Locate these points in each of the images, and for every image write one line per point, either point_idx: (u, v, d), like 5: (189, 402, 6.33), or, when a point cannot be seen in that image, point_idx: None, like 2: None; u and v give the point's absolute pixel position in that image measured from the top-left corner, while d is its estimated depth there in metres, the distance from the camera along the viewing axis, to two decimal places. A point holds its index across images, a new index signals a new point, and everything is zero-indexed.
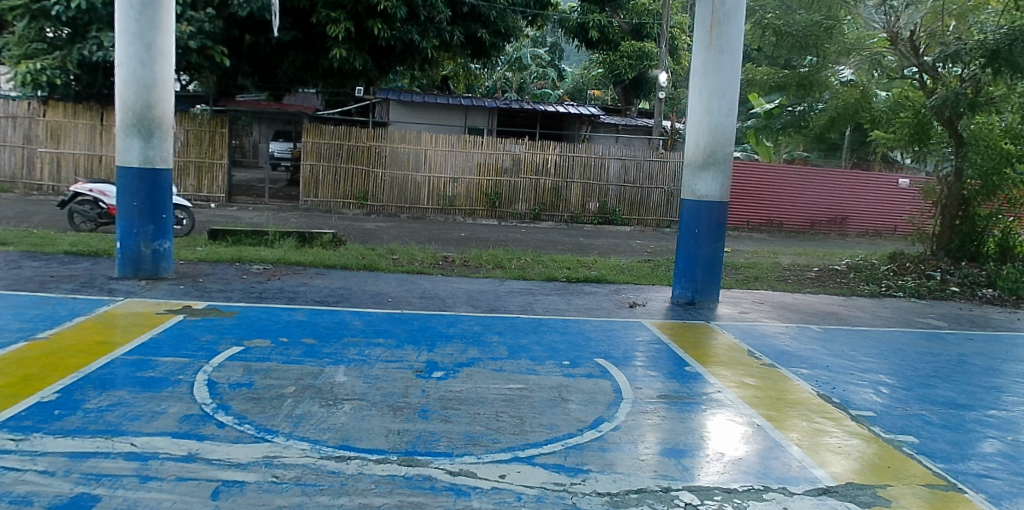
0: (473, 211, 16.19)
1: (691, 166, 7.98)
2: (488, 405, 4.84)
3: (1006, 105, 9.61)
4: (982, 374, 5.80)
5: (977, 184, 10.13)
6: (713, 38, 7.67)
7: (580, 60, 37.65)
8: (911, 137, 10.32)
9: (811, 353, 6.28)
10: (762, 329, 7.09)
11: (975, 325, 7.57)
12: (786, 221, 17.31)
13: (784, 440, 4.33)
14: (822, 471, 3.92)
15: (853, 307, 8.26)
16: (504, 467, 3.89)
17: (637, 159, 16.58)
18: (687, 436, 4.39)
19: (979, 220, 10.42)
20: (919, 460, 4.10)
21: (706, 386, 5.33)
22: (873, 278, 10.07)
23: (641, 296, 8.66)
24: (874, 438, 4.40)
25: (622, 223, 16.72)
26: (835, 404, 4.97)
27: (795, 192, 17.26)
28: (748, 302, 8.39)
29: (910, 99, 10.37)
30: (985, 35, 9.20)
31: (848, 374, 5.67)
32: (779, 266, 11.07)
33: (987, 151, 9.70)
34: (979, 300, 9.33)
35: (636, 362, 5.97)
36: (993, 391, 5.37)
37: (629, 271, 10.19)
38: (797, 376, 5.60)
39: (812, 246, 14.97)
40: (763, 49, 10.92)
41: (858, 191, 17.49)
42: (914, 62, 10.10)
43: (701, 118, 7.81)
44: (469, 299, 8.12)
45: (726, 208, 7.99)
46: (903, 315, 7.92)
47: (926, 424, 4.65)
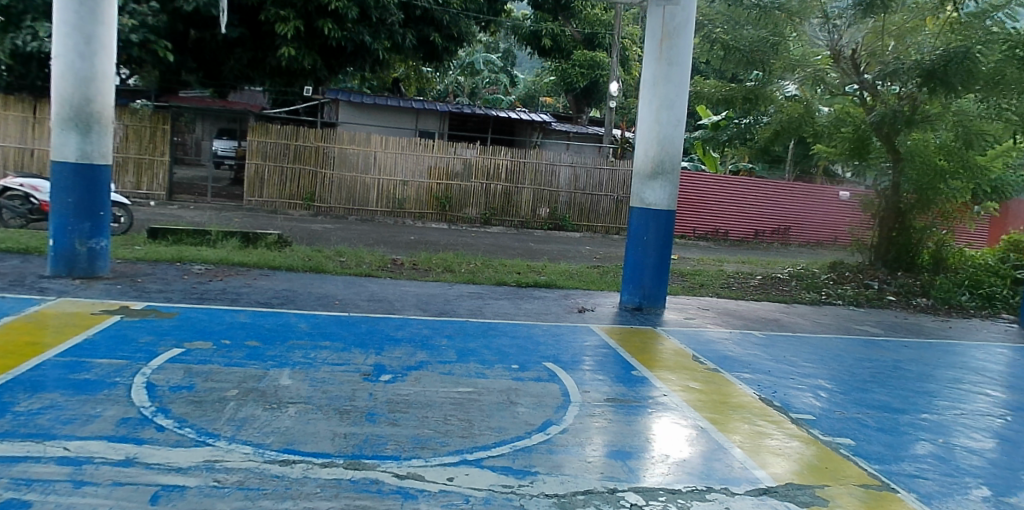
0: (423, 214, 16.09)
1: (640, 174, 8.12)
2: (436, 408, 4.82)
3: (941, 123, 9.90)
4: (916, 379, 5.98)
5: (913, 196, 10.58)
6: (663, 51, 7.83)
7: (532, 67, 38.18)
8: (851, 150, 10.77)
9: (753, 358, 6.44)
10: (707, 334, 7.25)
11: (909, 332, 7.89)
12: (731, 231, 17.71)
13: (727, 442, 4.44)
14: (762, 471, 4.03)
15: (794, 314, 8.52)
16: (452, 470, 3.88)
17: (587, 166, 16.75)
18: (634, 438, 4.46)
19: (915, 232, 10.89)
20: (855, 461, 4.24)
21: (653, 390, 5.43)
22: (813, 285, 10.42)
23: (590, 301, 8.74)
24: (813, 440, 4.55)
25: (572, 229, 16.86)
26: (776, 407, 5.12)
27: (741, 203, 17.66)
28: (693, 308, 8.56)
29: (851, 115, 10.74)
30: (922, 55, 9.54)
31: (789, 378, 5.84)
32: (724, 273, 11.35)
33: (923, 167, 10.18)
34: (913, 309, 9.75)
35: (583, 365, 6.03)
36: (925, 395, 5.53)
37: (579, 276, 10.30)
38: (739, 381, 5.74)
39: (756, 254, 15.40)
40: (711, 63, 11.12)
41: (800, 204, 18.13)
42: (855, 80, 10.51)
43: (650, 129, 7.96)
44: (418, 302, 8.07)
45: (673, 217, 8.16)
46: (842, 322, 8.21)
47: (862, 427, 4.80)
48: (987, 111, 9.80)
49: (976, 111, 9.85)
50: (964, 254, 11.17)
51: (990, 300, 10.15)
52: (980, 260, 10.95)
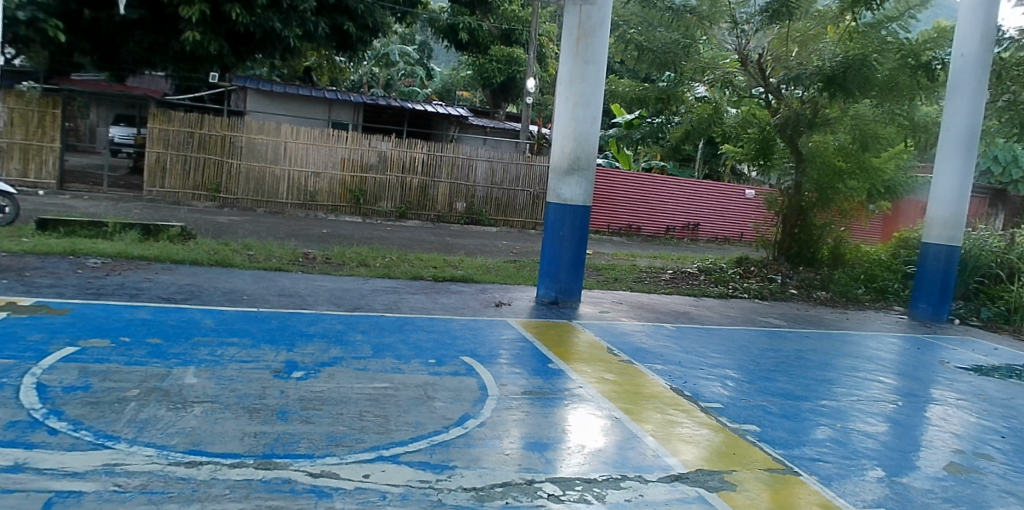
0: (336, 206, 15.74)
1: (557, 170, 8.22)
2: (351, 404, 4.74)
3: (840, 126, 10.55)
4: (815, 366, 6.32)
5: (814, 195, 11.20)
6: (579, 49, 7.95)
7: (449, 60, 38.00)
8: (757, 152, 11.10)
9: (665, 349, 6.66)
10: (621, 327, 7.44)
11: (810, 324, 8.34)
12: (644, 226, 18.11)
13: (639, 431, 4.58)
14: (673, 459, 4.18)
15: (703, 307, 8.86)
16: (369, 466, 3.83)
17: (503, 161, 16.81)
18: (551, 430, 4.53)
19: (816, 228, 11.49)
20: (761, 447, 4.45)
21: (568, 382, 5.52)
22: (721, 280, 10.85)
23: (506, 295, 8.79)
24: (721, 427, 4.74)
25: (489, 224, 16.90)
26: (686, 397, 5.30)
27: (654, 200, 18.14)
28: (607, 301, 8.75)
29: (757, 117, 11.24)
30: (824, 62, 10.07)
31: (698, 369, 6.06)
32: (637, 267, 11.65)
33: (823, 168, 10.76)
34: (813, 301, 10.32)
35: (500, 359, 6.06)
36: (823, 382, 5.85)
37: (496, 271, 10.34)
38: (651, 371, 5.92)
39: (667, 249, 15.88)
40: (626, 63, 11.40)
41: (709, 201, 18.89)
42: (761, 83, 11.04)
43: (567, 125, 8.07)
44: (332, 297, 7.89)
45: (589, 212, 8.31)
46: (748, 314, 8.60)
47: (767, 414, 5.03)
48: (880, 115, 10.33)
49: (870, 116, 10.37)
50: (859, 249, 11.75)
51: (883, 293, 10.93)
52: (873, 254, 11.68)
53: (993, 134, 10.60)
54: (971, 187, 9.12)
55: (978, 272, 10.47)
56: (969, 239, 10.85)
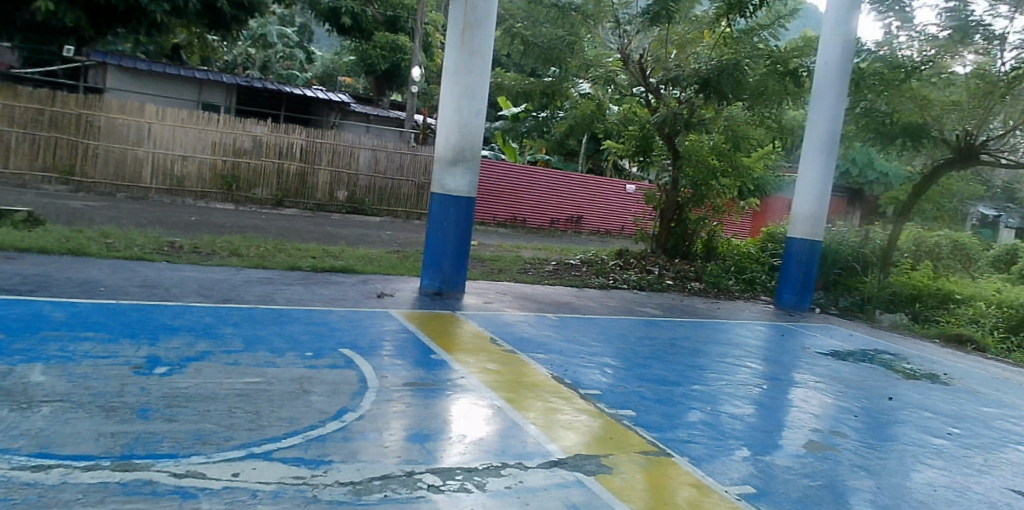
0: (207, 193, 14.84)
1: (441, 160, 8.11)
2: (221, 401, 4.44)
3: (714, 127, 11.02)
4: (688, 353, 6.56)
5: (689, 192, 11.72)
6: (465, 40, 7.88)
7: (331, 45, 36.88)
8: (638, 148, 11.54)
9: (548, 339, 6.71)
10: (505, 317, 7.44)
11: (684, 313, 8.69)
12: (528, 219, 18.37)
13: (521, 420, 4.57)
14: (554, 445, 4.20)
15: (585, 297, 9.03)
16: (238, 464, 3.59)
17: (387, 150, 16.48)
18: (433, 421, 4.44)
19: (690, 223, 12.04)
20: (637, 431, 4.54)
21: (451, 372, 5.43)
22: (602, 271, 11.11)
23: (389, 286, 8.58)
24: (599, 413, 4.81)
25: (371, 213, 16.49)
26: (567, 384, 5.35)
27: (539, 193, 18.39)
28: (491, 292, 8.73)
29: (637, 115, 11.56)
30: (699, 65, 10.51)
31: (579, 357, 6.13)
32: (521, 259, 11.72)
33: (698, 165, 11.17)
34: (687, 292, 10.79)
35: (382, 351, 5.89)
36: (696, 368, 6.08)
37: (378, 261, 10.09)
38: (533, 360, 5.93)
39: (550, 241, 16.11)
40: (512, 56, 11.43)
41: (593, 196, 19.34)
42: (642, 82, 11.33)
43: (451, 116, 7.98)
44: (201, 288, 7.40)
45: (473, 203, 8.25)
46: (627, 304, 8.84)
47: (642, 398, 5.15)
48: (751, 118, 11.11)
49: (742, 118, 10.96)
50: (731, 243, 12.41)
51: (751, 284, 11.56)
52: (744, 247, 12.36)
53: (850, 138, 11.37)
54: (830, 188, 9.85)
55: (836, 265, 11.26)
56: (827, 234, 11.66)
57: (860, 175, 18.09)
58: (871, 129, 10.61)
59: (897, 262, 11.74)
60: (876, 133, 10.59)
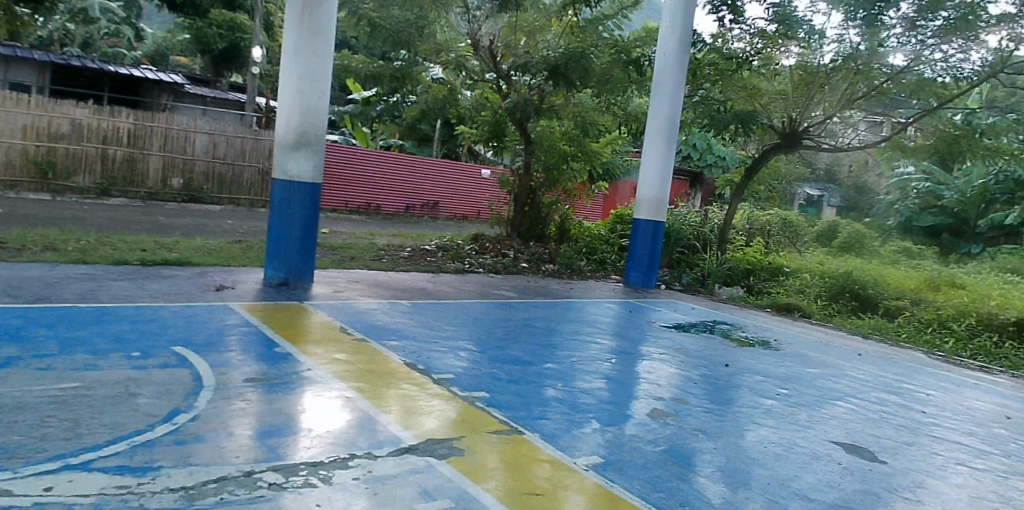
0: (19, 183, 13.27)
1: (282, 145, 7.68)
2: (29, 410, 3.92)
3: (564, 113, 11.19)
4: (542, 332, 6.62)
5: (542, 177, 11.92)
6: (305, 19, 7.45)
7: (163, 22, 34.24)
8: (489, 134, 11.64)
9: (400, 325, 6.53)
10: (356, 306, 7.17)
11: (538, 294, 8.80)
12: (383, 205, 17.84)
13: (372, 409, 4.39)
14: (406, 432, 4.07)
15: (440, 283, 8.92)
16: (49, 478, 3.17)
17: (227, 134, 15.52)
18: (276, 416, 4.16)
19: (544, 207, 12.14)
20: (489, 412, 4.49)
21: (297, 365, 5.13)
22: (457, 256, 11.01)
23: (230, 278, 8.03)
24: (452, 397, 4.71)
25: (211, 202, 15.47)
26: (420, 370, 5.20)
27: (393, 179, 17.94)
28: (342, 281, 8.40)
29: (490, 101, 11.51)
30: (549, 52, 10.61)
31: (433, 342, 6.00)
32: (375, 245, 11.39)
33: (550, 150, 11.44)
34: (542, 273, 10.99)
35: (221, 346, 5.47)
36: (548, 346, 6.13)
37: (219, 253, 9.43)
38: (385, 348, 5.73)
39: (407, 228, 15.84)
40: (359, 38, 11.00)
41: (448, 181, 19.21)
42: (492, 69, 11.33)
43: (292, 99, 7.56)
44: (6, 288, 6.56)
45: (319, 189, 7.90)
46: (482, 288, 8.83)
47: (495, 380, 5.10)
48: (598, 105, 11.49)
49: (590, 104, 11.33)
50: (583, 226, 12.75)
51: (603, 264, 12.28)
52: (595, 230, 12.83)
53: (691, 124, 11.79)
54: (671, 174, 10.31)
55: (679, 244, 11.94)
56: (671, 216, 12.17)
57: (700, 159, 19.22)
58: (707, 115, 10.98)
59: (733, 239, 12.54)
60: (710, 120, 10.88)
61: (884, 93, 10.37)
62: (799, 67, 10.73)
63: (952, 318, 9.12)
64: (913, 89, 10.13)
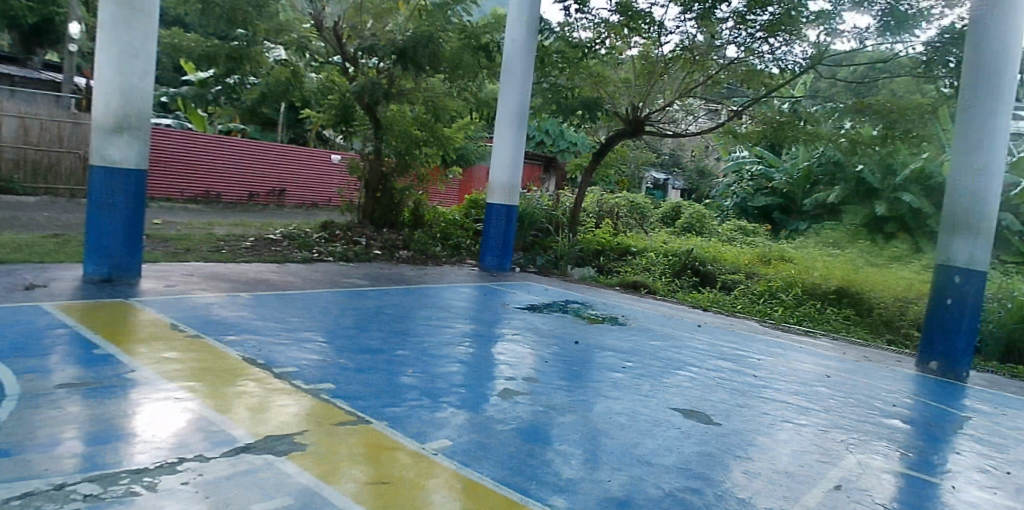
0: None
1: (100, 128, 6.98)
2: None
3: (415, 98, 10.97)
4: (393, 320, 6.45)
5: (393, 161, 11.67)
6: None
7: None
8: (338, 118, 11.18)
9: (240, 319, 6.13)
10: (192, 300, 6.67)
11: (390, 281, 8.61)
12: (223, 193, 16.20)
13: (205, 408, 4.06)
14: (243, 430, 3.79)
15: (286, 273, 8.51)
16: None
17: (39, 118, 14.00)
18: (93, 422, 3.74)
19: (397, 193, 11.87)
20: (335, 403, 4.26)
21: (119, 367, 4.66)
22: (304, 244, 10.54)
23: (43, 276, 7.21)
24: (294, 390, 4.43)
25: (23, 191, 13.77)
26: (260, 365, 4.87)
27: (233, 164, 16.32)
28: (176, 274, 7.79)
29: (336, 84, 11.10)
30: (396, 35, 10.45)
31: (276, 334, 5.67)
32: (213, 236, 10.66)
33: (401, 135, 11.15)
34: (395, 260, 10.78)
35: (29, 351, 4.87)
36: (399, 333, 5.96)
37: (28, 248, 8.45)
38: (222, 343, 5.34)
39: (253, 217, 15.00)
40: (190, 15, 10.20)
41: (296, 166, 17.68)
42: (338, 50, 10.96)
43: (110, 79, 6.88)
44: None
45: (145, 176, 7.28)
46: (331, 277, 8.51)
47: (342, 370, 4.87)
48: (450, 90, 11.34)
49: (442, 90, 11.14)
50: (437, 211, 12.63)
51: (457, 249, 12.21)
52: (449, 215, 12.69)
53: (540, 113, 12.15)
54: (522, 158, 10.46)
55: (532, 227, 12.17)
56: (524, 200, 12.37)
57: (553, 145, 19.63)
58: (555, 101, 11.43)
59: (584, 221, 12.93)
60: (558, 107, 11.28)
61: (717, 82, 11.06)
62: (641, 57, 11.16)
63: (781, 289, 9.87)
64: (743, 79, 10.77)
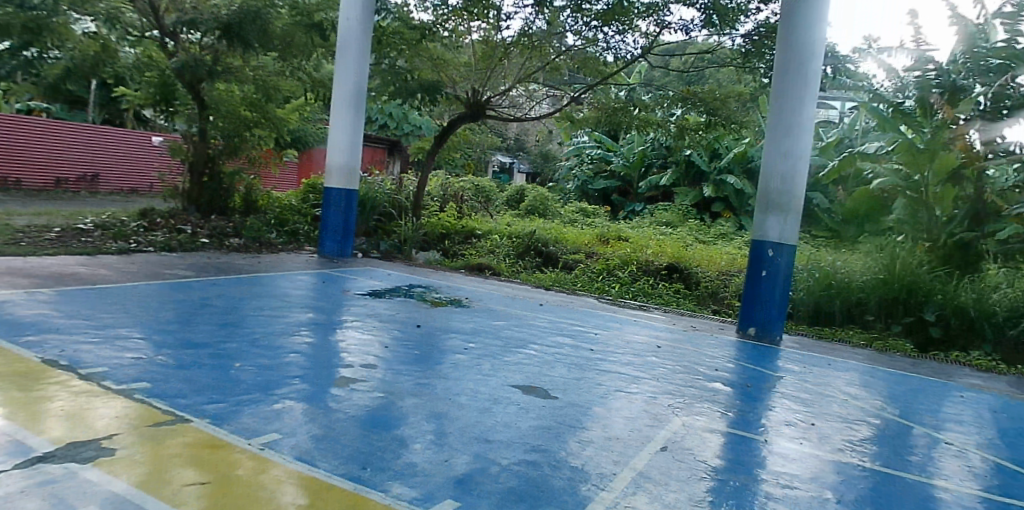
0: None
1: None
2: None
3: (243, 75, 10.39)
4: (221, 312, 6.06)
5: (221, 144, 11.03)
6: None
7: None
8: (158, 96, 10.55)
9: (40, 317, 5.49)
10: None
11: (220, 271, 8.10)
12: (24, 179, 14.48)
13: None
14: (39, 438, 3.38)
15: (98, 266, 7.75)
16: None
17: None
18: None
19: (225, 177, 11.29)
20: (151, 403, 3.92)
21: None
22: (120, 234, 9.64)
23: None
24: (103, 391, 4.03)
25: None
26: (62, 367, 4.38)
27: (35, 147, 14.64)
28: None
29: (154, 60, 10.31)
30: (220, 7, 9.77)
31: (84, 333, 5.13)
32: (9, 227, 9.49)
33: (228, 115, 10.59)
34: (225, 249, 10.17)
35: None
36: (227, 326, 5.61)
37: None
38: (17, 346, 4.75)
39: (61, 205, 13.55)
40: None
41: (111, 149, 16.17)
42: (154, 22, 10.17)
43: None
44: None
45: None
46: (152, 269, 7.86)
47: (161, 368, 4.49)
48: (282, 69, 11.01)
49: (271, 68, 10.76)
50: (271, 196, 12.08)
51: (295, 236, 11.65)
52: (285, 200, 12.14)
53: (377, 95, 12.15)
54: (360, 140, 10.26)
55: (375, 211, 11.94)
56: (365, 183, 12.11)
57: (397, 129, 19.34)
58: (393, 83, 11.35)
59: (428, 205, 12.89)
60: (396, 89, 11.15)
61: (556, 68, 11.34)
62: (481, 42, 11.15)
63: (618, 267, 10.33)
64: (580, 65, 11.10)
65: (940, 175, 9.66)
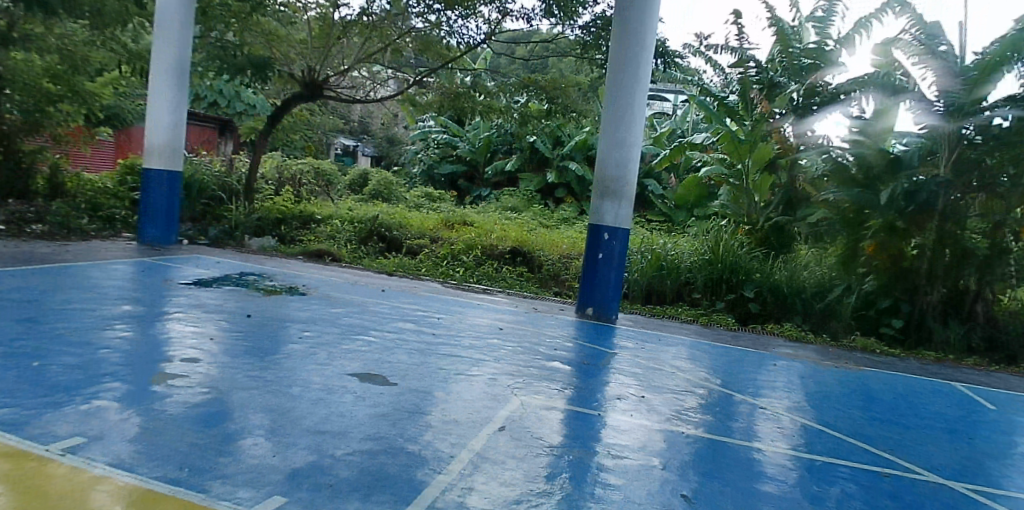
0: None
1: None
2: None
3: (44, 43, 9.76)
4: (19, 306, 5.43)
5: (17, 118, 10.01)
6: None
7: None
8: None
9: None
10: None
11: (20, 261, 7.25)
12: None
13: None
14: None
15: None
16: None
17: None
18: None
19: (25, 155, 10.30)
20: None
21: None
22: None
23: None
24: None
25: None
26: None
27: None
28: None
29: None
30: None
31: None
32: None
33: (27, 88, 9.74)
34: (27, 236, 9.12)
35: None
36: (26, 321, 5.03)
37: None
38: None
39: None
40: None
41: None
42: None
43: None
44: None
45: None
46: None
47: None
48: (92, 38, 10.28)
49: (78, 36, 10.09)
50: (80, 178, 11.03)
51: (110, 222, 10.54)
52: (97, 183, 11.06)
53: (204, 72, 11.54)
54: (183, 118, 9.63)
55: (202, 195, 11.31)
56: (190, 165, 11.40)
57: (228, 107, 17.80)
58: (217, 58, 10.70)
59: (262, 188, 12.33)
60: (223, 62, 10.67)
61: (398, 50, 11.07)
62: (318, 19, 10.80)
63: (462, 251, 10.39)
64: (422, 48, 10.98)
65: (759, 163, 10.38)
